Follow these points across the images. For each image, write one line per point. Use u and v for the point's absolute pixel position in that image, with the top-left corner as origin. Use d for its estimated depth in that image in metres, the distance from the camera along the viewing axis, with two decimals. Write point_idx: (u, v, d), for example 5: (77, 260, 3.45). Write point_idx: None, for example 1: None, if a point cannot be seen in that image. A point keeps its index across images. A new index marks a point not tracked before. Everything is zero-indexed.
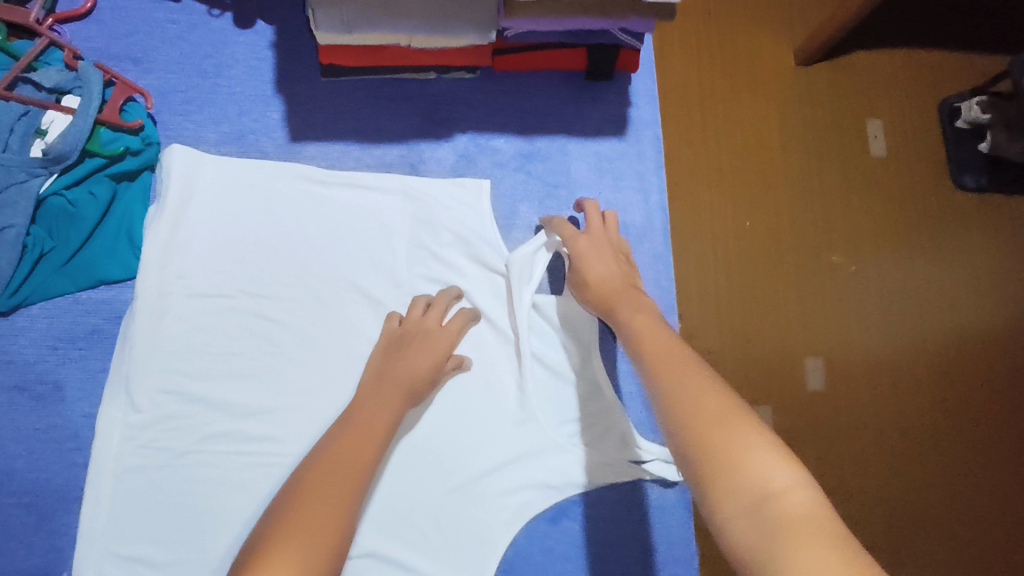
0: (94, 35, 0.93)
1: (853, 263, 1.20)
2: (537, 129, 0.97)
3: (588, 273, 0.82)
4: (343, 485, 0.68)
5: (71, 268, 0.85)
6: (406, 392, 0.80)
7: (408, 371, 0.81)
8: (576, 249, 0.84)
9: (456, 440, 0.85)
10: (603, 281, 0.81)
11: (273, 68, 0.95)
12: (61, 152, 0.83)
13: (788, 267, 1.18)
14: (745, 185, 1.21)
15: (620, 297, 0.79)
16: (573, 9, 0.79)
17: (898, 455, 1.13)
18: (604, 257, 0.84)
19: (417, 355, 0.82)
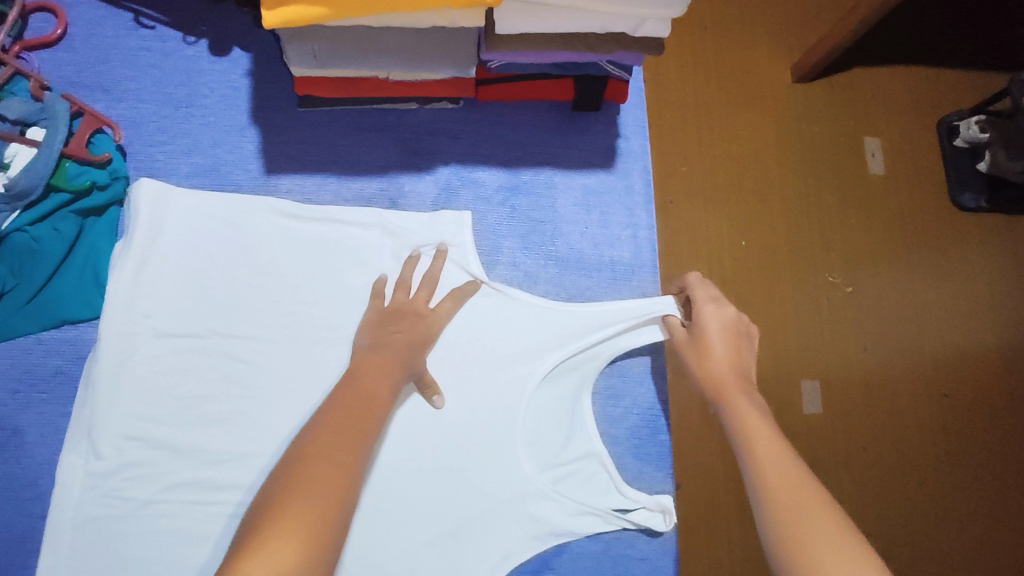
0: (64, 63, 0.90)
1: (851, 284, 1.17)
2: (522, 161, 0.94)
3: (713, 350, 0.79)
4: (347, 458, 0.63)
5: (34, 307, 0.81)
6: (402, 362, 0.76)
7: (403, 345, 0.78)
8: (703, 319, 0.81)
9: (432, 480, 0.82)
10: (726, 364, 0.78)
11: (249, 97, 0.92)
12: (25, 188, 0.80)
13: (785, 287, 1.15)
14: (743, 203, 1.18)
15: (734, 388, 0.76)
16: (556, 44, 0.76)
17: (898, 483, 1.10)
18: (735, 341, 0.80)
19: (410, 328, 0.80)
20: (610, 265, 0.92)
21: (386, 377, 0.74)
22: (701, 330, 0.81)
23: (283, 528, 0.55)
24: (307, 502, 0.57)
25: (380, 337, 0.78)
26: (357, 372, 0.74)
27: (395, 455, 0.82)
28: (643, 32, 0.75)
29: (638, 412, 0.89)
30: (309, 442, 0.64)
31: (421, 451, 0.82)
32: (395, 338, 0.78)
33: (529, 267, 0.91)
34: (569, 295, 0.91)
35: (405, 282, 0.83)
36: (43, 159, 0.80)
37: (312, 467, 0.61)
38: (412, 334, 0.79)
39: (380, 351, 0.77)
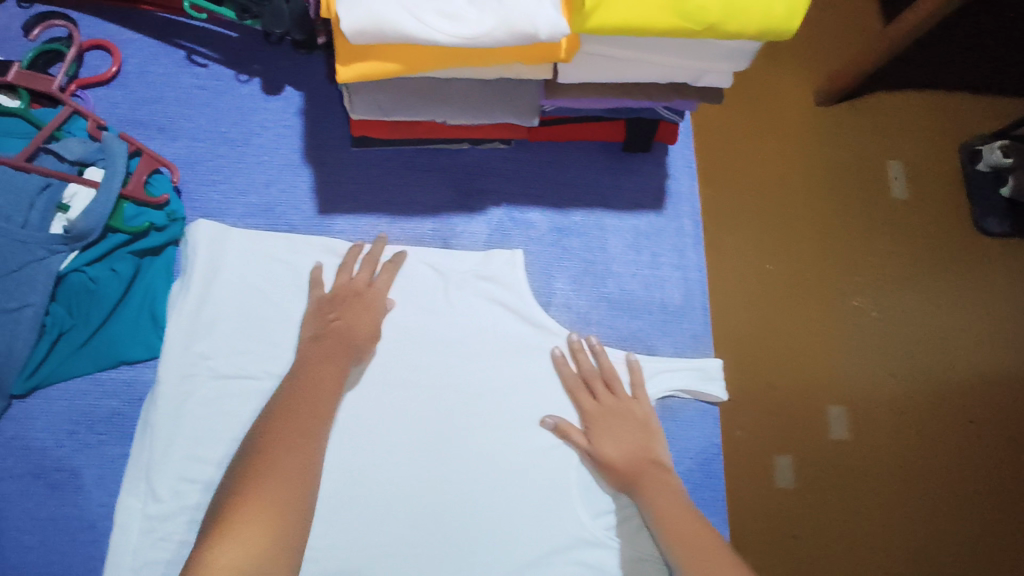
0: (119, 100, 0.91)
1: (875, 308, 1.17)
2: (572, 203, 0.95)
3: (606, 452, 0.80)
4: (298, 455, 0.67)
5: (90, 348, 0.82)
6: (348, 350, 0.79)
7: (347, 331, 0.80)
8: (593, 426, 0.82)
9: (482, 523, 0.81)
10: (625, 457, 0.80)
11: (301, 135, 0.93)
12: (84, 230, 0.80)
13: (811, 313, 1.14)
14: (770, 226, 1.17)
15: (645, 477, 0.78)
16: (615, 91, 0.77)
17: (924, 509, 1.09)
18: (623, 432, 0.82)
19: (352, 314, 0.81)
20: (660, 306, 0.93)
21: (332, 363, 0.76)
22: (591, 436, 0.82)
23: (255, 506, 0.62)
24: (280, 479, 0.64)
25: (322, 328, 0.80)
26: (306, 365, 0.76)
27: (448, 497, 0.81)
28: (704, 83, 0.76)
29: (692, 454, 0.88)
30: (265, 434, 0.68)
31: (474, 492, 0.82)
32: (345, 328, 0.80)
33: (580, 309, 0.92)
34: (621, 336, 0.91)
35: (348, 264, 0.85)
36: (100, 201, 0.80)
37: (283, 445, 0.67)
38: (355, 323, 0.81)
39: (321, 343, 0.78)
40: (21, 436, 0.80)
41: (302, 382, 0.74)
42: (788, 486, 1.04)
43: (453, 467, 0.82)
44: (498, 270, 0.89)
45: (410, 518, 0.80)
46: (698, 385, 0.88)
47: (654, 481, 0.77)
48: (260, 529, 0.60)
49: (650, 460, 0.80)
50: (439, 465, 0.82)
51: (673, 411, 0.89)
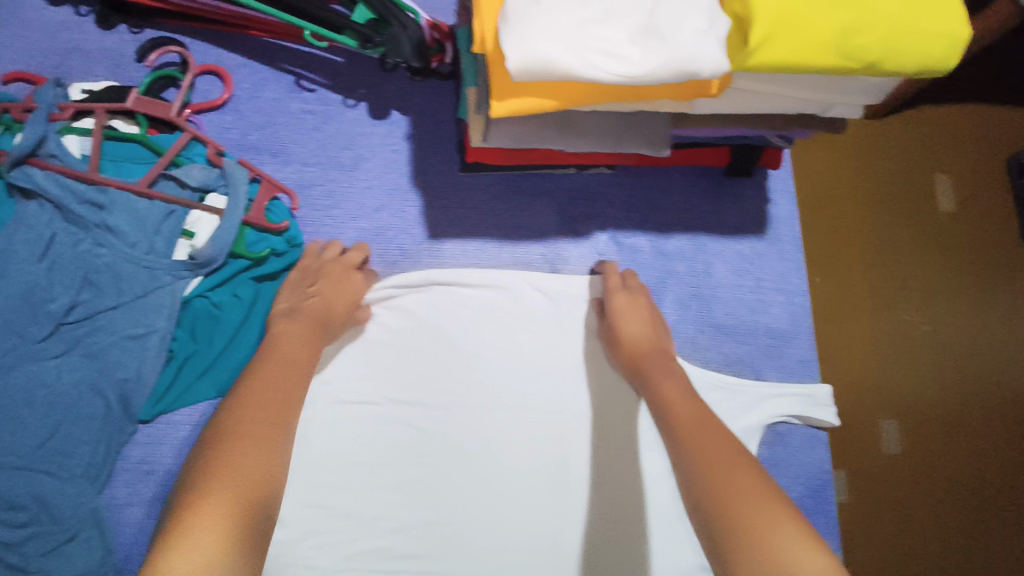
0: (230, 125, 0.92)
1: (925, 322, 1.16)
2: (675, 226, 0.96)
3: (621, 327, 0.84)
4: (263, 434, 0.65)
5: (214, 373, 0.84)
6: (322, 324, 0.79)
7: (325, 305, 0.80)
8: (613, 303, 0.86)
9: (595, 542, 0.81)
10: (636, 337, 0.83)
11: (409, 160, 0.94)
12: (209, 257, 0.81)
13: (864, 328, 1.13)
14: (824, 240, 1.15)
15: (649, 359, 0.81)
16: (741, 122, 0.78)
17: (978, 520, 1.09)
18: (640, 316, 0.85)
19: (331, 289, 0.82)
20: (766, 331, 0.94)
21: (302, 340, 0.76)
22: (611, 314, 0.85)
23: (205, 510, 0.56)
24: (231, 490, 0.58)
25: (298, 301, 0.80)
26: (277, 341, 0.75)
27: (567, 522, 0.82)
28: (832, 113, 0.75)
29: (802, 481, 0.90)
30: (232, 416, 0.65)
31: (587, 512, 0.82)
32: (322, 302, 0.80)
33: (688, 332, 0.92)
34: (727, 360, 0.92)
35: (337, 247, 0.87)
36: (226, 229, 0.81)
37: (235, 452, 0.62)
38: (333, 298, 0.81)
39: (295, 317, 0.78)
40: (147, 461, 0.83)
41: (270, 359, 0.72)
42: (842, 499, 1.05)
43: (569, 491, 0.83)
44: None
45: (530, 543, 0.80)
46: (811, 412, 0.88)
47: (660, 364, 0.80)
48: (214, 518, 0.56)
49: (655, 346, 0.83)
50: (555, 491, 0.83)
51: (783, 435, 0.91)
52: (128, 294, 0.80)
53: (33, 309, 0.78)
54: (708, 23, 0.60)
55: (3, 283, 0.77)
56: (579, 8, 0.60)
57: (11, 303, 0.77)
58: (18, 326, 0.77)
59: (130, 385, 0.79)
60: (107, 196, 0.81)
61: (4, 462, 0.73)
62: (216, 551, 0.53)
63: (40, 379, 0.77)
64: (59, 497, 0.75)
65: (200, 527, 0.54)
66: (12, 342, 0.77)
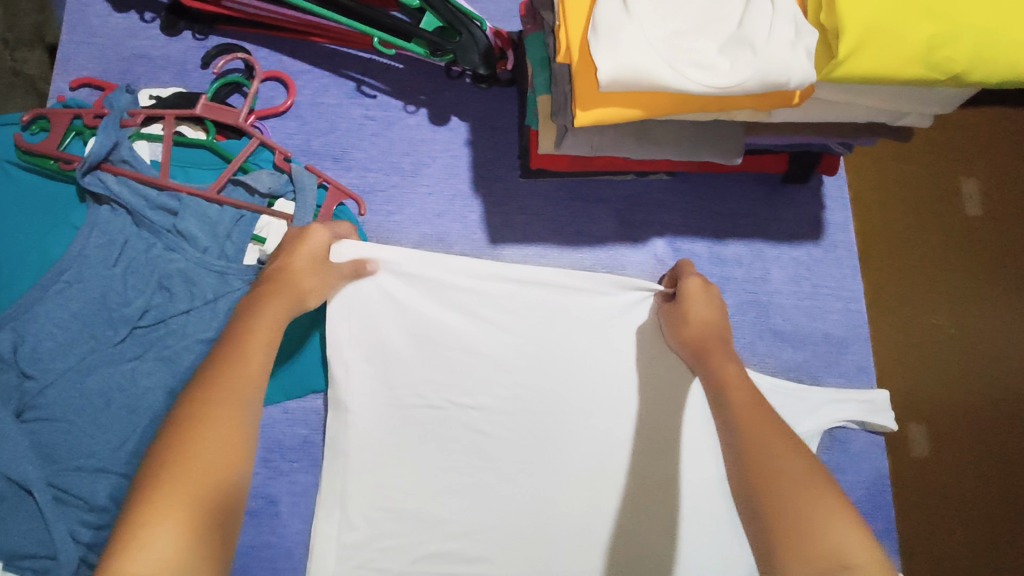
0: (294, 131, 0.93)
1: (956, 325, 1.01)
2: (731, 232, 0.97)
3: (690, 310, 0.80)
4: (232, 414, 0.56)
5: (281, 378, 0.84)
6: (284, 295, 0.69)
7: (289, 276, 0.71)
8: (687, 287, 0.82)
9: (653, 544, 0.83)
10: (705, 323, 0.80)
11: (469, 166, 0.95)
12: None
13: (901, 319, 1.05)
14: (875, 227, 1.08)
15: (713, 345, 0.77)
16: (808, 131, 0.79)
17: None
18: (713, 306, 0.81)
19: (295, 258, 0.73)
20: (823, 338, 0.95)
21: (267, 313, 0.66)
22: (681, 296, 0.82)
23: (170, 502, 0.48)
24: (196, 485, 0.50)
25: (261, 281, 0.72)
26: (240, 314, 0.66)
27: (611, 515, 0.83)
28: (900, 124, 0.75)
29: (862, 486, 0.92)
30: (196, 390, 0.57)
31: (642, 514, 0.84)
32: (286, 277, 0.70)
33: (746, 338, 0.94)
34: (785, 366, 0.94)
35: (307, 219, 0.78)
36: None
37: (192, 441, 0.52)
38: (294, 262, 0.72)
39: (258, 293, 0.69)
40: None
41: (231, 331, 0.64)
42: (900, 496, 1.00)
43: (629, 494, 0.84)
44: None
45: (593, 547, 0.82)
46: (866, 418, 0.89)
47: (722, 351, 0.76)
48: (179, 519, 0.48)
49: (720, 336, 0.79)
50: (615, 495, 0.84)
51: (840, 441, 0.92)
52: (199, 299, 0.81)
53: (110, 313, 0.78)
54: (796, 32, 0.60)
55: (79, 288, 0.78)
56: (667, 20, 0.61)
57: (88, 307, 0.78)
58: (94, 331, 0.78)
59: None
60: (179, 202, 0.82)
61: (84, 464, 0.74)
62: (169, 551, 0.46)
63: (117, 383, 0.77)
64: None
65: (157, 522, 0.47)
66: (87, 347, 0.77)
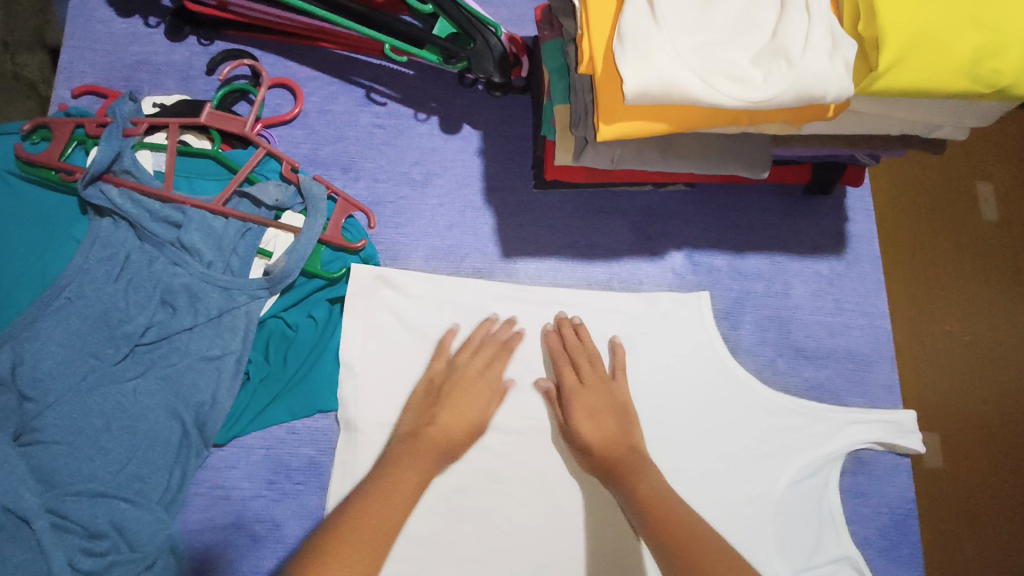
0: (302, 140, 0.91)
1: (969, 331, 0.96)
2: (751, 245, 0.94)
3: (582, 430, 0.77)
4: (363, 548, 0.61)
5: (288, 397, 0.81)
6: (439, 454, 0.74)
7: (443, 435, 0.75)
8: (576, 400, 0.79)
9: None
10: (603, 439, 0.76)
11: (481, 176, 0.92)
12: (284, 272, 0.79)
13: (926, 319, 0.99)
14: (915, 228, 1.02)
15: (622, 459, 0.75)
16: (839, 142, 0.75)
17: None
18: (604, 413, 0.78)
19: (453, 413, 0.77)
20: (848, 354, 0.92)
21: (414, 464, 0.72)
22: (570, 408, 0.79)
23: None
24: None
25: (418, 424, 0.76)
26: (391, 463, 0.72)
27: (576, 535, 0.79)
28: (934, 136, 0.72)
29: (886, 510, 0.88)
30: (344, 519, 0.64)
31: (638, 545, 0.79)
32: (437, 428, 0.75)
33: (766, 356, 0.91)
34: (809, 385, 0.90)
35: (470, 343, 0.82)
36: (302, 246, 0.80)
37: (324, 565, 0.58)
38: (450, 421, 0.76)
39: (410, 443, 0.74)
40: (221, 487, 0.80)
41: (382, 485, 0.69)
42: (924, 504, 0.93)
43: (595, 521, 0.79)
44: (689, 322, 0.88)
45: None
46: (896, 440, 0.85)
47: (633, 470, 0.74)
48: None
49: (627, 446, 0.76)
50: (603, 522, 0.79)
51: (864, 463, 0.89)
52: (203, 315, 0.78)
53: (111, 330, 0.76)
54: (833, 43, 0.57)
55: (81, 304, 0.76)
56: (696, 29, 0.58)
57: (88, 323, 0.75)
58: (94, 348, 0.75)
59: (206, 410, 0.77)
60: (183, 214, 0.79)
61: (83, 489, 0.71)
62: None
63: (117, 403, 0.75)
64: (136, 527, 0.72)
65: None
66: (87, 365, 0.75)
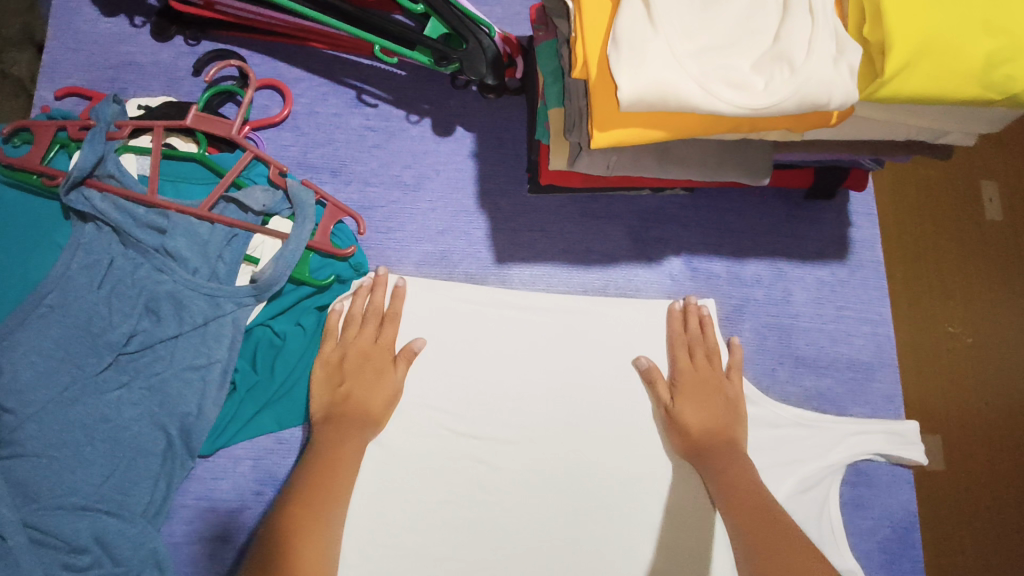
0: (291, 143, 0.88)
1: (970, 333, 0.95)
2: (752, 251, 0.92)
3: (687, 415, 0.78)
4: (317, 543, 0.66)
5: (275, 407, 0.79)
6: (364, 430, 0.75)
7: (359, 406, 0.76)
8: (682, 381, 0.80)
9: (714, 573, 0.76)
10: (705, 425, 0.77)
11: (475, 180, 0.90)
12: (270, 279, 0.77)
13: (933, 313, 0.96)
14: (927, 221, 0.98)
15: (717, 446, 0.76)
16: (842, 147, 0.73)
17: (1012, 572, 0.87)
18: (711, 401, 0.79)
19: (365, 387, 0.77)
20: (849, 363, 0.90)
21: (353, 446, 0.74)
22: (677, 393, 0.80)
23: None
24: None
25: (332, 404, 0.76)
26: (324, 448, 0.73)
27: (638, 532, 0.77)
28: (942, 142, 0.69)
29: (889, 523, 0.86)
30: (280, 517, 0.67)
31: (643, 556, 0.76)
32: (353, 405, 0.76)
33: (767, 364, 0.89)
34: (810, 394, 0.88)
35: (354, 315, 0.81)
36: (290, 252, 0.78)
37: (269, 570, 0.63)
38: (366, 398, 0.77)
39: (331, 423, 0.75)
40: (207, 498, 0.78)
41: (320, 471, 0.71)
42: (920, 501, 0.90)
43: (595, 530, 0.77)
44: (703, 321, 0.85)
45: None
46: (897, 450, 0.83)
47: (727, 456, 0.75)
48: None
49: (727, 434, 0.77)
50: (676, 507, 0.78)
51: (865, 473, 0.87)
52: (189, 323, 0.76)
53: (92, 338, 0.74)
54: (838, 48, 0.55)
55: (62, 312, 0.74)
56: (696, 33, 0.56)
57: (69, 333, 0.73)
58: (76, 358, 0.73)
59: (191, 420, 0.75)
60: (168, 219, 0.77)
61: (65, 502, 0.70)
62: None
63: (101, 414, 0.73)
64: (119, 541, 0.70)
65: None
66: (70, 375, 0.73)
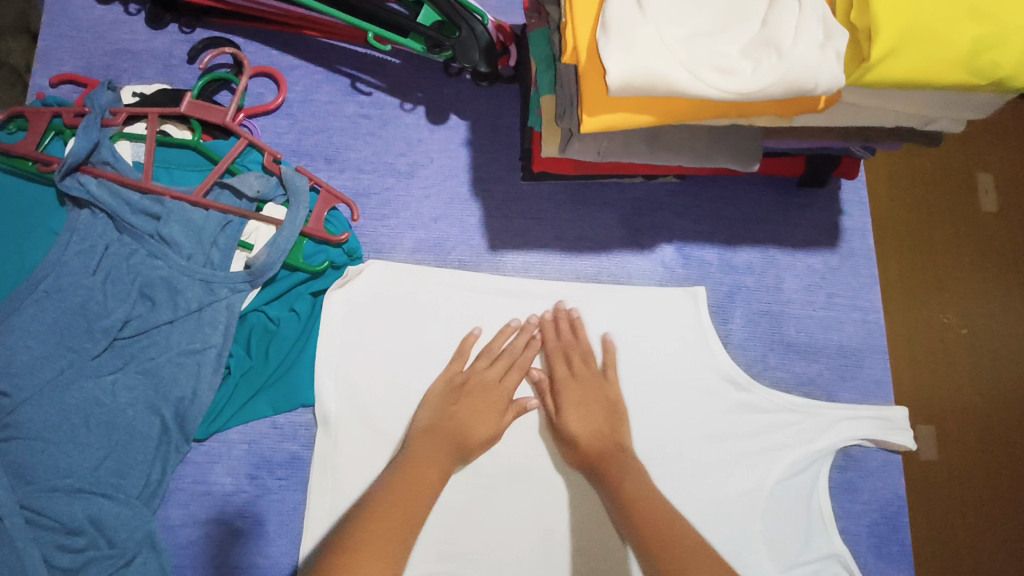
0: (285, 130, 0.89)
1: (966, 324, 0.96)
2: (744, 239, 0.92)
3: (570, 426, 0.76)
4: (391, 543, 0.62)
5: (270, 392, 0.80)
6: (455, 448, 0.74)
7: (462, 428, 0.75)
8: (563, 395, 0.78)
9: None
10: (592, 435, 0.75)
11: (468, 167, 0.91)
12: (264, 265, 0.77)
13: (927, 304, 0.96)
14: (920, 213, 0.99)
15: (607, 460, 0.74)
16: (831, 134, 0.73)
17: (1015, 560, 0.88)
18: (593, 408, 0.77)
19: (476, 412, 0.76)
20: (839, 350, 0.90)
21: (434, 460, 0.72)
22: (556, 404, 0.78)
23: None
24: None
25: (437, 419, 0.75)
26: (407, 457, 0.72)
27: (561, 518, 0.78)
28: (932, 127, 0.69)
29: (877, 508, 0.87)
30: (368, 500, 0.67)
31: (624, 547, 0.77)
32: (462, 425, 0.75)
33: (757, 351, 0.89)
34: (799, 380, 0.89)
35: (462, 352, 0.81)
36: (284, 238, 0.78)
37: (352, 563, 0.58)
38: (469, 419, 0.76)
39: (430, 436, 0.74)
40: (203, 482, 0.79)
41: (404, 482, 0.69)
42: (914, 493, 0.90)
43: (581, 517, 0.78)
44: (672, 315, 0.86)
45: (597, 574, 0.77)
46: (885, 436, 0.84)
47: (617, 466, 0.73)
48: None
49: (615, 442, 0.75)
50: (584, 502, 0.79)
51: (853, 458, 0.88)
52: (183, 309, 0.77)
53: (89, 323, 0.74)
54: (825, 34, 0.55)
55: (57, 297, 0.74)
56: (684, 19, 0.56)
57: (64, 318, 0.74)
58: (71, 342, 0.74)
59: (186, 404, 0.76)
60: (163, 206, 0.78)
61: (60, 485, 0.70)
62: None
63: (95, 398, 0.73)
64: (115, 523, 0.71)
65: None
66: (65, 360, 0.73)
